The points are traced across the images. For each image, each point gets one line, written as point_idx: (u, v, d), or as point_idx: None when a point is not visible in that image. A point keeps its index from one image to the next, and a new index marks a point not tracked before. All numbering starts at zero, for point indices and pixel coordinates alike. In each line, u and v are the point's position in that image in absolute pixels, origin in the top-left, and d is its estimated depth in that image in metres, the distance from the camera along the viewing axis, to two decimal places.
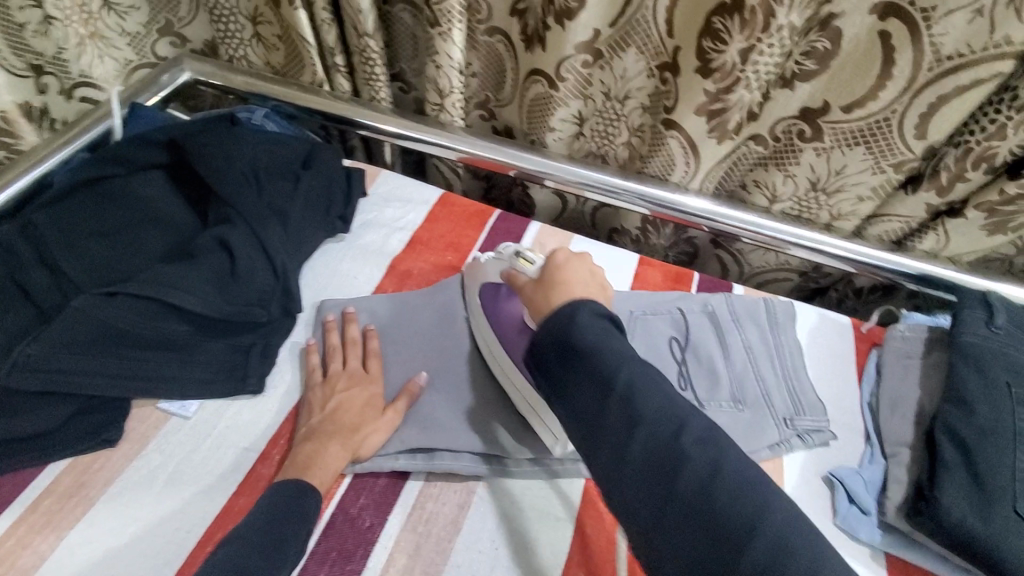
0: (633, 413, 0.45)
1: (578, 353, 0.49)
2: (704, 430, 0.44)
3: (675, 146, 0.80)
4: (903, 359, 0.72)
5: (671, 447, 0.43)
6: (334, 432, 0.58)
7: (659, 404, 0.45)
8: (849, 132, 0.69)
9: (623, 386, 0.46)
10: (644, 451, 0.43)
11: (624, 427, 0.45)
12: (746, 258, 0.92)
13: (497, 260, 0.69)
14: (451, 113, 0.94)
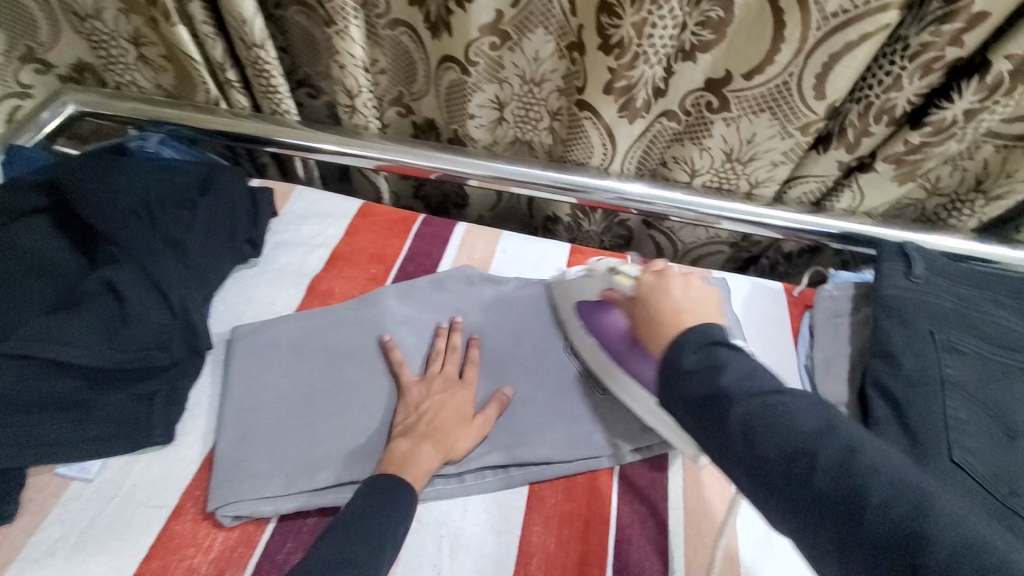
0: (755, 416, 0.41)
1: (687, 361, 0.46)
2: (848, 435, 0.40)
3: (592, 130, 0.78)
4: (833, 319, 0.72)
5: (795, 454, 0.39)
6: (427, 431, 0.58)
7: (763, 388, 0.43)
8: (753, 99, 0.69)
9: (740, 394, 0.43)
10: (773, 457, 0.40)
11: (749, 438, 0.41)
12: (677, 236, 0.91)
13: (589, 277, 0.70)
14: (363, 115, 0.91)
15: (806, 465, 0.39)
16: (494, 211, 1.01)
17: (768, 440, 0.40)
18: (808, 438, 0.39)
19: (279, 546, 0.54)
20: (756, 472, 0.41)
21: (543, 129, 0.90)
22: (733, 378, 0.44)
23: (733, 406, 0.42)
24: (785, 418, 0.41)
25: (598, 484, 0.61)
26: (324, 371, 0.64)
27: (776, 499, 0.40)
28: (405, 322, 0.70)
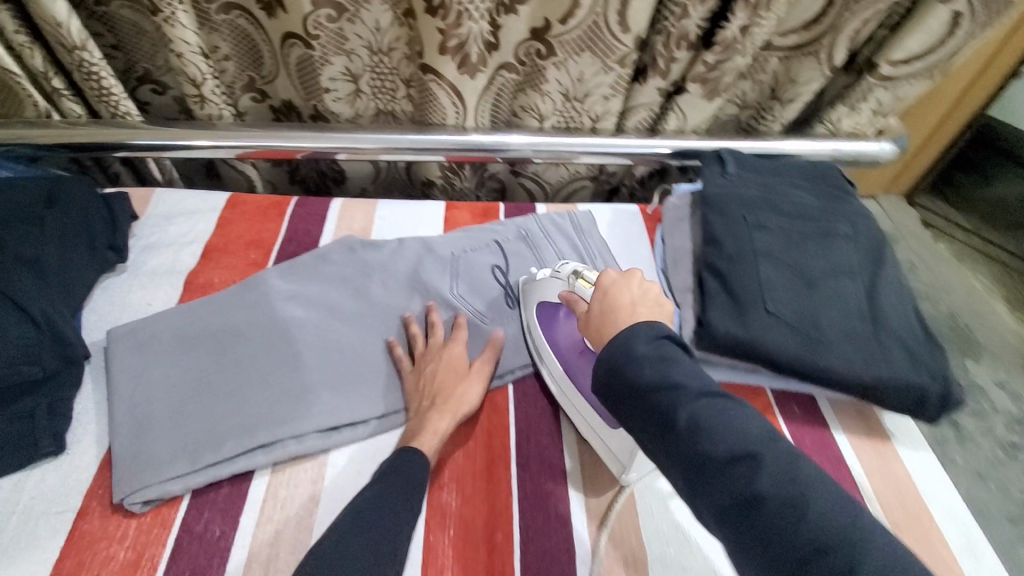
0: (699, 420, 0.43)
1: (641, 364, 0.47)
2: (783, 441, 0.42)
3: (440, 90, 0.83)
4: (677, 223, 0.83)
5: (736, 456, 0.41)
6: (435, 401, 0.63)
7: (725, 430, 0.42)
8: (574, 41, 0.77)
9: (687, 399, 0.44)
10: (718, 463, 0.41)
11: (692, 441, 0.43)
12: (544, 178, 0.99)
13: (556, 279, 0.68)
14: (214, 104, 0.90)
15: (748, 467, 0.40)
16: (377, 182, 1.04)
17: (708, 438, 0.42)
18: (743, 434, 0.42)
19: (197, 518, 0.55)
20: (693, 472, 0.42)
21: (401, 98, 0.93)
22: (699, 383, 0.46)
23: (680, 409, 0.44)
24: (735, 419, 0.43)
25: (496, 401, 0.68)
26: (217, 353, 0.65)
27: (710, 497, 0.41)
28: (291, 295, 0.72)
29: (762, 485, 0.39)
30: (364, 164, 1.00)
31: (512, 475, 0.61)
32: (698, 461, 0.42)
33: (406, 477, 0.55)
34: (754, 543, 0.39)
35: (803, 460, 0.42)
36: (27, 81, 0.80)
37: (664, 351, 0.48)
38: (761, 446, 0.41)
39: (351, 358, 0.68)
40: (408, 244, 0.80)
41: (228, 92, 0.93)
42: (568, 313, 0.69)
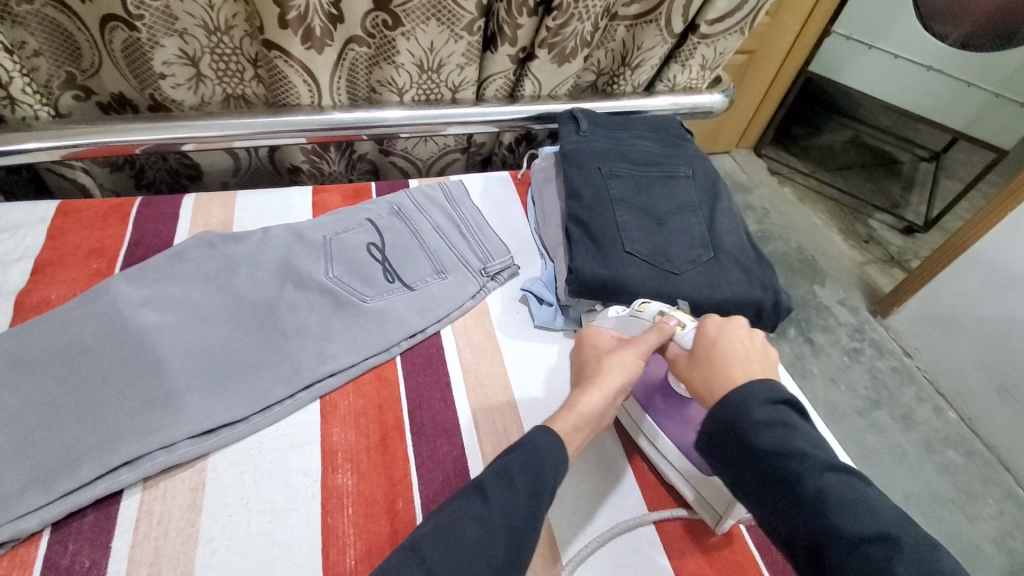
0: (832, 492, 0.45)
1: (764, 437, 0.48)
2: (906, 524, 0.45)
3: (289, 69, 0.79)
4: (544, 184, 0.87)
5: (867, 535, 0.43)
6: (588, 388, 0.60)
7: (860, 514, 0.44)
8: (419, 8, 0.77)
9: (812, 467, 0.47)
10: (857, 537, 0.43)
11: (828, 518, 0.44)
12: (415, 155, 1.00)
13: (635, 319, 0.65)
14: (26, 104, 0.79)
15: (882, 547, 0.42)
16: (237, 176, 0.97)
17: (832, 507, 0.45)
18: (864, 509, 0.44)
19: (60, 553, 0.51)
20: (822, 544, 0.44)
21: (250, 79, 0.89)
22: (820, 455, 0.48)
23: (807, 479, 0.46)
24: (860, 497, 0.45)
25: (384, 375, 0.68)
26: (59, 372, 0.59)
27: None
28: (145, 300, 0.66)
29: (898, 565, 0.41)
30: (223, 156, 0.93)
31: (407, 443, 0.62)
32: (822, 537, 0.44)
33: (534, 470, 0.51)
34: None
35: (940, 548, 0.43)
36: None
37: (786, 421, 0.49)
38: (897, 529, 0.43)
39: (221, 356, 0.64)
40: (273, 231, 0.77)
41: (45, 91, 0.81)
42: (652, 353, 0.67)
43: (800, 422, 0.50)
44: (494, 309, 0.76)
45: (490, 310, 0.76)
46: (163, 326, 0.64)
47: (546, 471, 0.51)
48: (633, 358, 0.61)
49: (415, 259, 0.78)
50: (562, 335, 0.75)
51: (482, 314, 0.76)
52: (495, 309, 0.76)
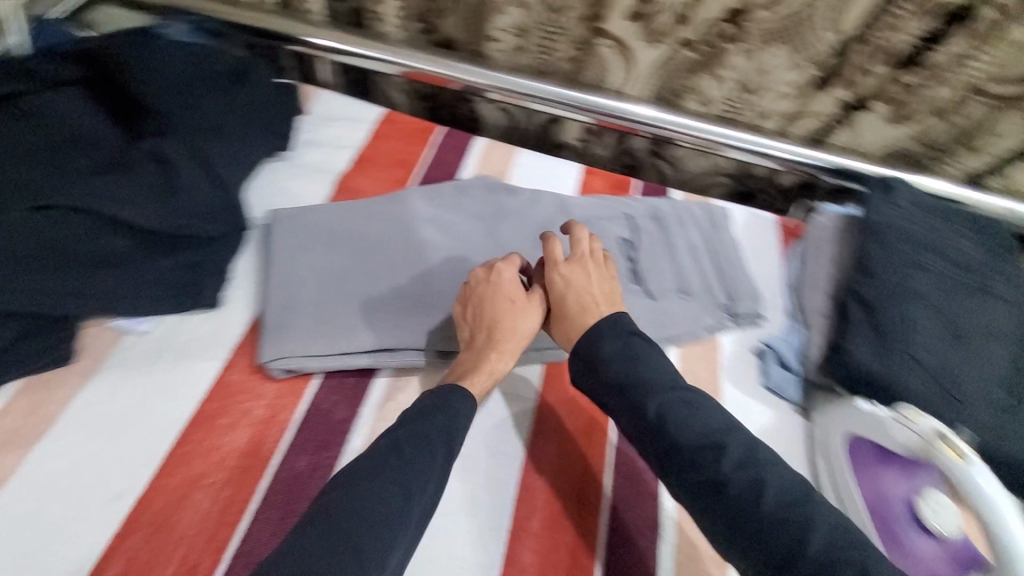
0: (721, 479, 0.49)
1: (646, 398, 0.54)
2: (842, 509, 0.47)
3: (606, 51, 0.83)
4: (820, 244, 0.80)
5: (782, 521, 0.46)
6: (490, 337, 0.60)
7: (698, 428, 0.52)
8: (771, 30, 0.75)
9: (694, 452, 0.51)
10: (690, 443, 0.51)
11: (705, 489, 0.50)
12: (683, 166, 0.97)
13: (901, 426, 0.57)
14: (388, 24, 0.91)
15: (798, 525, 0.46)
16: (508, 136, 1.03)
17: (738, 487, 0.49)
18: (781, 496, 0.47)
19: (325, 398, 0.60)
20: (735, 516, 0.48)
21: (561, 58, 0.87)
22: (713, 450, 0.50)
23: (647, 402, 0.54)
24: (786, 486, 0.48)
25: None
26: (357, 254, 0.69)
27: (748, 550, 0.47)
28: (429, 220, 0.74)
29: (809, 543, 0.45)
30: (500, 113, 1.00)
31: (609, 441, 0.63)
32: (737, 511, 0.48)
33: (447, 424, 0.53)
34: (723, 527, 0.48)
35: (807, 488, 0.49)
36: None
37: (642, 403, 0.54)
38: (726, 435, 0.51)
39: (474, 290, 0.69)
40: (543, 195, 0.80)
41: (400, 18, 0.90)
42: (907, 466, 0.60)
43: (686, 405, 0.53)
44: (725, 350, 0.73)
45: (720, 351, 0.72)
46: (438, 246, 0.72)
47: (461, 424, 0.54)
48: (535, 309, 0.63)
49: (662, 268, 0.76)
50: (789, 408, 0.70)
51: (711, 352, 0.72)
52: (728, 347, 0.73)
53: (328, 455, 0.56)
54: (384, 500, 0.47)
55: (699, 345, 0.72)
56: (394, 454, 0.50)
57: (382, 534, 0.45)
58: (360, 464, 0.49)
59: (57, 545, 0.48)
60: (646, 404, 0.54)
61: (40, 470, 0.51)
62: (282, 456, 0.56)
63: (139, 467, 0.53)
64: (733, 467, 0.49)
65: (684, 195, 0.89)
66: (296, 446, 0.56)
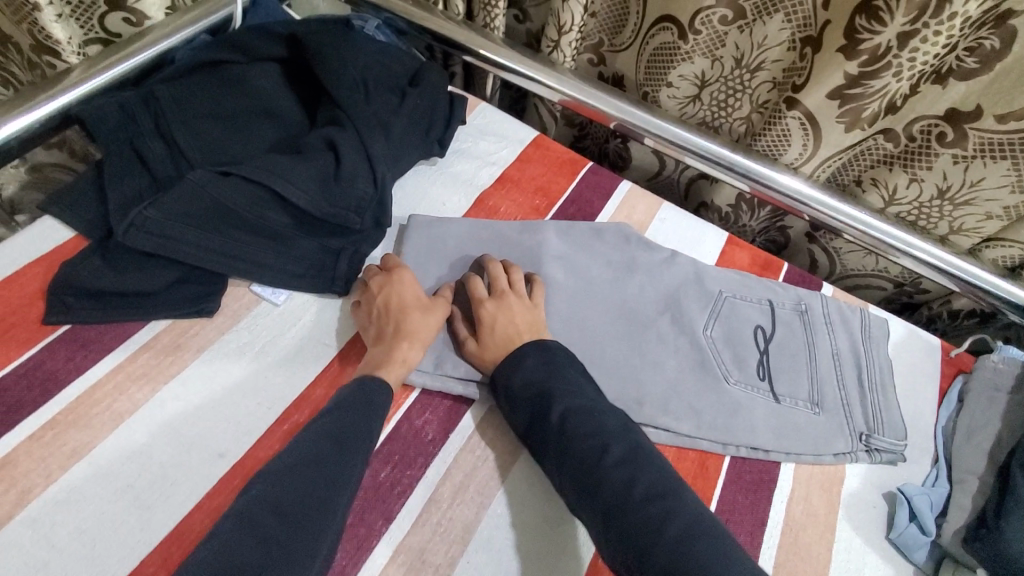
0: (599, 474, 0.50)
1: (550, 401, 0.55)
2: (702, 516, 0.47)
3: (794, 125, 0.76)
4: (989, 391, 0.70)
5: (652, 516, 0.46)
6: (383, 330, 0.60)
7: (591, 430, 0.53)
8: (994, 144, 0.66)
9: (585, 450, 0.52)
10: (580, 446, 0.52)
11: (591, 485, 0.50)
12: (841, 258, 0.88)
13: None
14: (564, 53, 0.89)
15: (662, 516, 0.46)
16: (650, 184, 1.00)
17: (618, 481, 0.49)
18: (650, 494, 0.48)
19: (419, 413, 0.60)
20: (614, 509, 0.48)
21: (737, 118, 0.83)
22: (598, 449, 0.52)
23: (555, 404, 0.54)
24: (659, 484, 0.49)
25: (708, 465, 0.61)
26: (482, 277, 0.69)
27: (620, 550, 0.46)
28: (560, 256, 0.72)
29: (668, 537, 0.45)
30: (651, 157, 0.95)
31: None
32: (601, 505, 0.49)
33: (357, 413, 0.52)
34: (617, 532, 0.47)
35: (685, 498, 0.48)
36: None
37: (545, 405, 0.55)
38: (611, 436, 0.52)
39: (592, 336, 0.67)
40: (683, 260, 0.75)
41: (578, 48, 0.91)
42: None
43: (586, 412, 0.54)
44: (850, 481, 0.64)
45: (843, 480, 0.64)
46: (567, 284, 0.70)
47: (381, 403, 0.54)
48: (433, 316, 0.63)
49: (797, 371, 0.68)
50: (912, 572, 0.60)
51: (833, 480, 0.64)
52: (854, 479, 0.64)
53: (409, 473, 0.56)
54: (315, 485, 0.46)
55: (821, 469, 0.64)
56: (322, 441, 0.49)
57: (313, 507, 0.45)
58: (312, 445, 0.49)
59: (158, 485, 0.52)
60: (551, 408, 0.55)
61: (163, 409, 0.56)
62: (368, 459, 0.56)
63: (242, 433, 0.56)
64: (617, 466, 0.50)
65: (836, 294, 0.79)
66: (382, 454, 0.56)
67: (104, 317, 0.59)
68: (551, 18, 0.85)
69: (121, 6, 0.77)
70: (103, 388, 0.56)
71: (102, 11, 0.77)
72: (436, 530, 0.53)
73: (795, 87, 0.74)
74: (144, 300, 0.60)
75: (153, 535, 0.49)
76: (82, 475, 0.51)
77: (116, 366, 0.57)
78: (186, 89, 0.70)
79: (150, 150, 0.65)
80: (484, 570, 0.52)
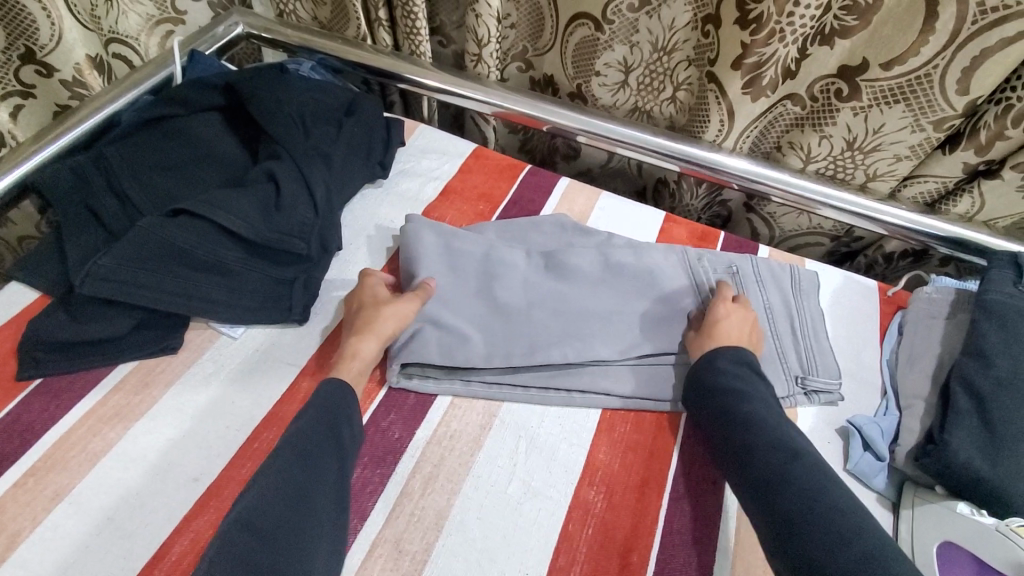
0: (789, 473, 0.50)
1: (744, 404, 0.57)
2: (885, 537, 0.45)
3: (712, 102, 0.81)
4: (926, 320, 0.73)
5: (833, 519, 0.46)
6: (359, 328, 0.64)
7: (776, 437, 0.54)
8: (887, 89, 0.71)
9: (769, 451, 0.53)
10: (768, 455, 0.52)
11: (769, 483, 0.50)
12: (777, 222, 0.93)
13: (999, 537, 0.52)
14: (486, 65, 0.94)
15: (854, 527, 0.45)
16: (602, 169, 1.04)
17: (806, 482, 0.49)
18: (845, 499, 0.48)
19: (384, 415, 0.62)
20: (790, 517, 0.47)
21: (664, 100, 0.90)
22: (787, 456, 0.52)
23: (746, 406, 0.57)
24: (847, 499, 0.49)
25: (664, 425, 0.65)
26: (512, 297, 0.69)
27: (787, 551, 0.46)
28: (504, 279, 0.70)
29: (853, 545, 0.44)
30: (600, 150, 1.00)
31: (662, 503, 0.59)
32: (775, 499, 0.49)
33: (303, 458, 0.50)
34: (789, 547, 0.46)
35: (834, 485, 0.50)
36: (362, 6, 0.93)
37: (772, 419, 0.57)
38: (804, 449, 0.52)
39: (568, 302, 0.69)
40: (655, 250, 0.75)
41: (502, 56, 0.96)
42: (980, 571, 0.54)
43: (771, 423, 0.56)
44: (802, 422, 0.67)
45: (795, 421, 0.67)
46: (637, 282, 0.72)
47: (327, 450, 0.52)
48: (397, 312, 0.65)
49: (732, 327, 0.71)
50: (875, 498, 0.62)
51: None
52: (806, 422, 0.67)
53: (379, 471, 0.58)
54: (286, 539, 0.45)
55: None
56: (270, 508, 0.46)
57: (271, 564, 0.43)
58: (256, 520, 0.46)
59: (138, 514, 0.54)
60: (742, 408, 0.57)
61: (136, 444, 0.58)
62: None
63: (215, 456, 0.58)
64: (807, 472, 0.50)
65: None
66: None
67: (71, 367, 0.61)
68: (468, 35, 0.91)
69: (34, 60, 0.85)
70: (79, 432, 0.58)
71: (16, 65, 0.85)
72: (410, 521, 0.55)
73: (709, 62, 0.79)
74: (109, 345, 0.63)
75: (135, 560, 0.51)
76: (63, 514, 0.53)
77: (88, 411, 0.60)
78: (134, 147, 0.74)
79: (104, 207, 0.69)
80: (459, 551, 0.54)
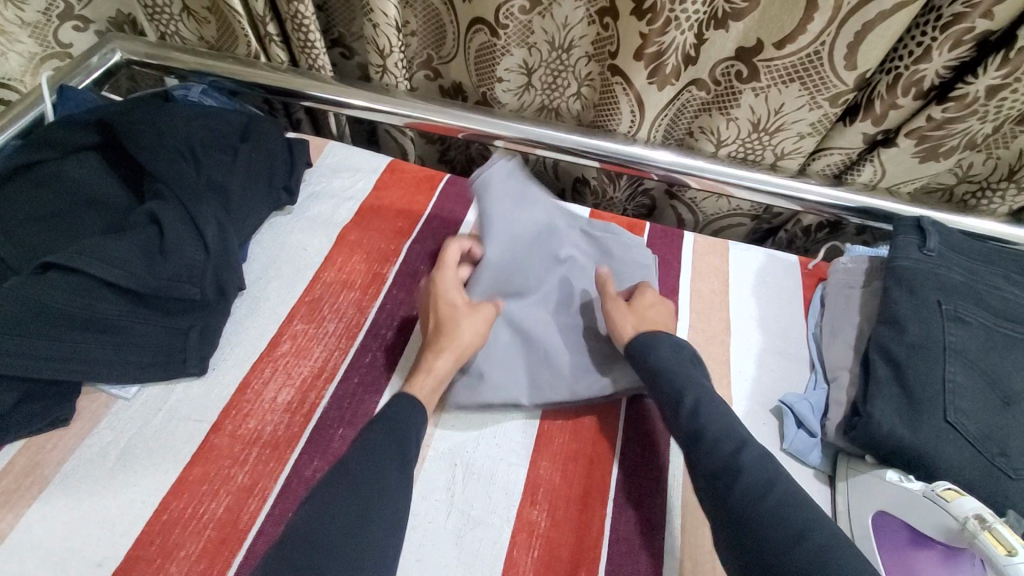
0: (735, 468, 0.51)
1: (685, 389, 0.58)
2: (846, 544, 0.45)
3: (622, 97, 0.80)
4: (844, 290, 0.75)
5: (784, 514, 0.47)
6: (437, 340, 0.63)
7: (720, 424, 0.55)
8: (784, 69, 0.72)
9: (715, 442, 0.53)
10: (716, 456, 0.52)
11: (721, 475, 0.51)
12: (700, 207, 0.94)
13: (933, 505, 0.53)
14: (393, 75, 0.90)
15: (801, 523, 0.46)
16: None
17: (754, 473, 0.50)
18: (823, 549, 0.44)
19: (307, 463, 0.59)
20: (742, 510, 0.48)
21: (570, 95, 0.89)
22: (734, 447, 0.53)
23: (686, 395, 0.57)
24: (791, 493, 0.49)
25: (604, 429, 0.64)
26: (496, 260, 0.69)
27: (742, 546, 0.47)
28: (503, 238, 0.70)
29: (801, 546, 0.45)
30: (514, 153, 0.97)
31: (607, 512, 0.58)
32: (730, 491, 0.50)
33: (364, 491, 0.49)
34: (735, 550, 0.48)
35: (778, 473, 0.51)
36: (247, 22, 0.87)
37: (679, 395, 0.58)
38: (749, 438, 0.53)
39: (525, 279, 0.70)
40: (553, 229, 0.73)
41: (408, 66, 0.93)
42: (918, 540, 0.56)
43: (717, 408, 0.57)
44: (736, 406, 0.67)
45: (730, 398, 0.68)
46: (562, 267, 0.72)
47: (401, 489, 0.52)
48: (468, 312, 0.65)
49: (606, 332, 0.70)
50: (812, 474, 0.64)
51: None
52: (741, 409, 0.67)
53: None
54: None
55: None
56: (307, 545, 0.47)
57: None
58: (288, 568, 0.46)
59: None
60: (684, 397, 0.57)
61: (29, 534, 0.52)
62: (259, 527, 0.55)
63: (117, 535, 0.53)
64: (752, 465, 0.51)
65: (694, 265, 0.81)
66: (274, 516, 0.55)
67: None
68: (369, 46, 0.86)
69: None
70: None
71: None
72: None
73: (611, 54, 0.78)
74: None
75: None
76: None
77: None
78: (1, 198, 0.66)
79: None
80: None
